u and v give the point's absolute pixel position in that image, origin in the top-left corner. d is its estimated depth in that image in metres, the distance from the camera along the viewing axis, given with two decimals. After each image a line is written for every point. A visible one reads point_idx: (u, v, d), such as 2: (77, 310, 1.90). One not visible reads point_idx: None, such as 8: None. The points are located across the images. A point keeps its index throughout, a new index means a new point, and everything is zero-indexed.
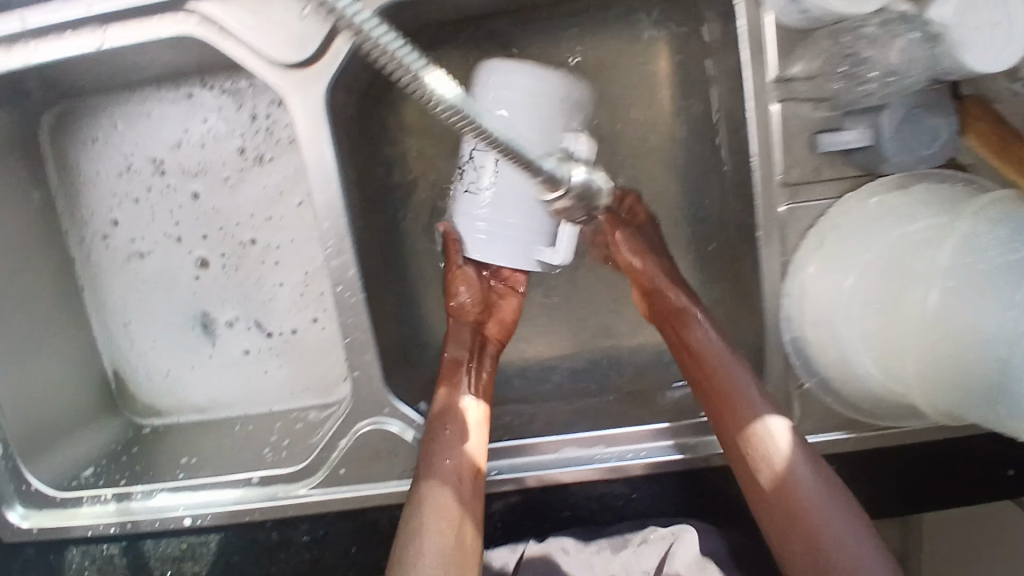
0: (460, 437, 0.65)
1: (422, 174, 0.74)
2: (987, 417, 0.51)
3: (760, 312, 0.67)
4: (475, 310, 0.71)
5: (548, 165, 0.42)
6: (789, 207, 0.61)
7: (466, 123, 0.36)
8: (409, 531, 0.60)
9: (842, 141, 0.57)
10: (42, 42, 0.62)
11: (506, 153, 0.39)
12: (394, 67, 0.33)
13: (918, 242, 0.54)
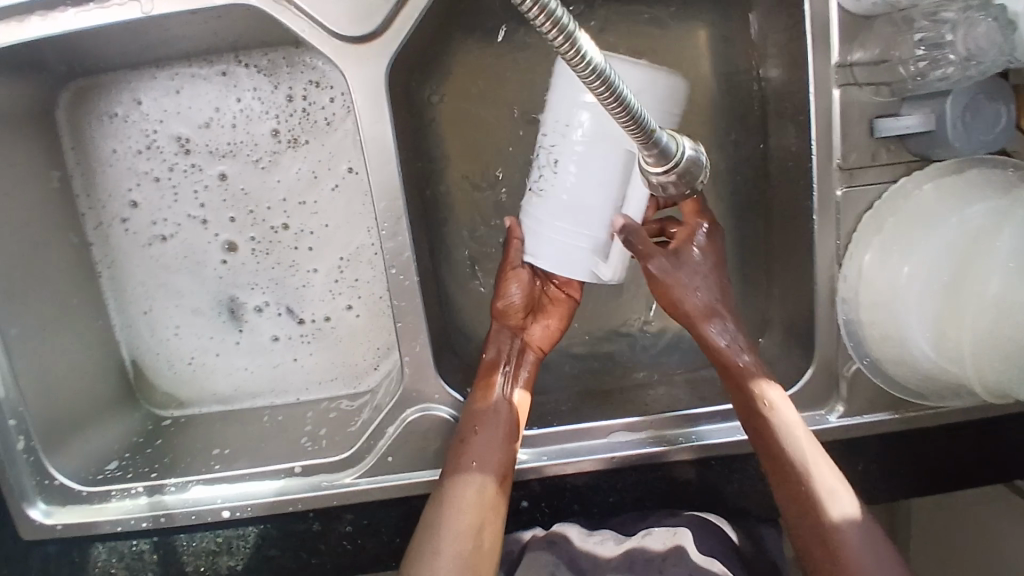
0: (501, 433, 0.63)
1: (465, 156, 0.73)
2: None
3: (808, 296, 0.68)
4: (518, 312, 0.68)
5: (660, 138, 0.41)
6: (845, 191, 0.63)
7: (605, 86, 0.36)
8: (428, 525, 0.59)
9: (904, 125, 0.57)
10: (83, 11, 0.60)
11: (628, 121, 0.39)
12: (550, 33, 0.32)
13: (978, 224, 0.56)
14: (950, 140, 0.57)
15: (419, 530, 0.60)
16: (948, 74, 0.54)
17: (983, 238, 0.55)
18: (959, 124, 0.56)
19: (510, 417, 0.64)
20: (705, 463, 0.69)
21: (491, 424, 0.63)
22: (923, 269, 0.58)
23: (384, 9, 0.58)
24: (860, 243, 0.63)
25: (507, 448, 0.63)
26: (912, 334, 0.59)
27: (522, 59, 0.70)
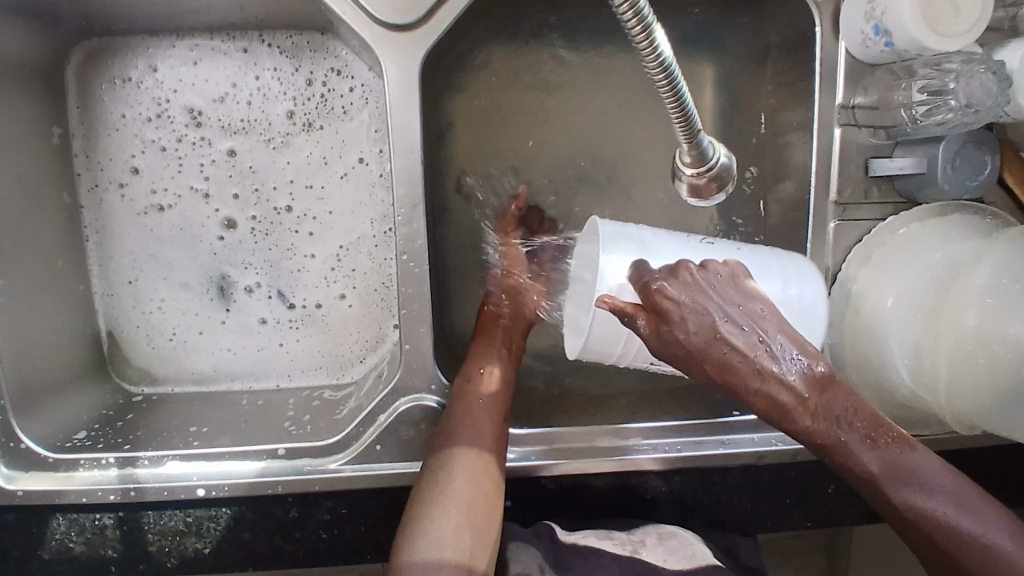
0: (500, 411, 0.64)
1: (477, 155, 0.74)
2: (1010, 423, 0.58)
3: None
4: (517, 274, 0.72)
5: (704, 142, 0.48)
6: (837, 224, 0.67)
7: (666, 77, 0.41)
8: (422, 495, 0.58)
9: (894, 165, 0.63)
10: None
11: (684, 125, 0.45)
12: (635, 29, 0.37)
13: (961, 262, 0.60)
14: (938, 182, 0.62)
15: (419, 492, 0.58)
16: (947, 118, 0.57)
17: (965, 273, 0.59)
18: (949, 168, 0.61)
19: (492, 391, 0.64)
20: (688, 473, 0.70)
21: (495, 362, 0.66)
22: (907, 298, 0.62)
23: (427, 2, 0.60)
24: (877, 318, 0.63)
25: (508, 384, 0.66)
26: (893, 358, 0.64)
27: (543, 70, 0.73)
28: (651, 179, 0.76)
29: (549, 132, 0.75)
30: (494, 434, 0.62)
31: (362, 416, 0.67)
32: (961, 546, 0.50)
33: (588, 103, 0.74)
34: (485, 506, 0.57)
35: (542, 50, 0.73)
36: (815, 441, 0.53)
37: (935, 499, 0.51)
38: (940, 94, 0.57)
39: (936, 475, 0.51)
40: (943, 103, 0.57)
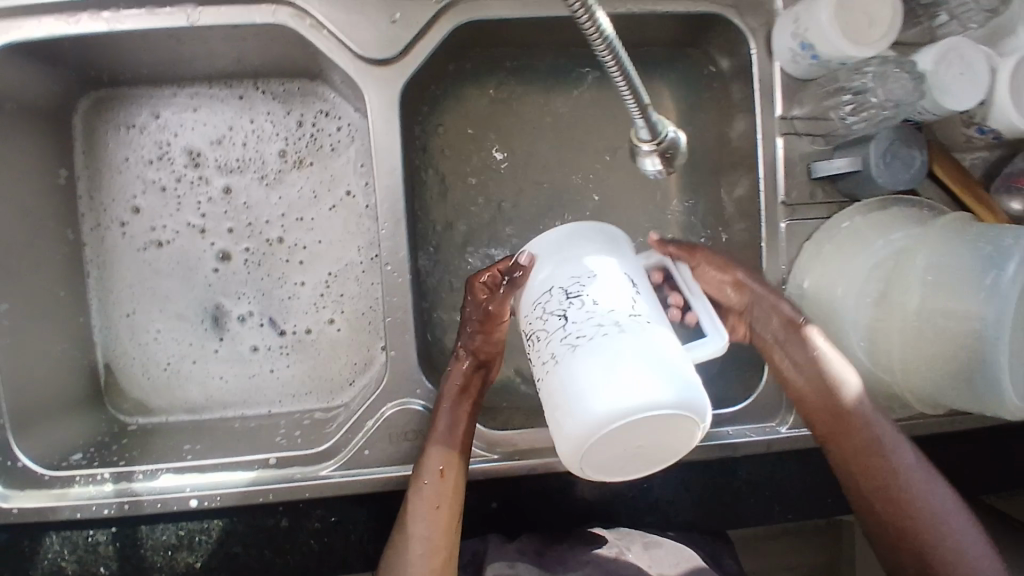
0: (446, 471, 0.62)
1: (456, 181, 0.79)
2: (962, 394, 0.62)
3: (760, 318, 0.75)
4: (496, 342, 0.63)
5: (654, 117, 0.52)
6: (788, 224, 0.73)
7: (612, 54, 0.47)
8: (394, 543, 0.61)
9: (831, 167, 0.69)
10: (121, 18, 0.66)
11: (631, 97, 0.50)
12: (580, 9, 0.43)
13: (902, 248, 0.65)
14: (874, 176, 0.67)
15: (392, 542, 0.62)
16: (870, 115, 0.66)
17: (906, 257, 0.64)
18: (882, 162, 0.67)
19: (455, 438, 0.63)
20: (669, 470, 0.73)
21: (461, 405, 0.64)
22: (853, 289, 0.67)
23: (403, 39, 0.67)
24: (602, 456, 0.49)
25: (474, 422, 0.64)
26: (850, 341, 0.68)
27: (511, 103, 0.80)
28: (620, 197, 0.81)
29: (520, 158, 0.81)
30: (456, 477, 0.62)
31: (350, 423, 0.69)
32: (914, 483, 0.60)
33: (560, 132, 0.80)
34: (441, 553, 0.60)
35: (511, 85, 0.80)
36: (818, 362, 0.63)
37: (920, 485, 0.60)
38: (863, 94, 0.66)
39: (920, 466, 0.62)
40: (868, 102, 0.66)
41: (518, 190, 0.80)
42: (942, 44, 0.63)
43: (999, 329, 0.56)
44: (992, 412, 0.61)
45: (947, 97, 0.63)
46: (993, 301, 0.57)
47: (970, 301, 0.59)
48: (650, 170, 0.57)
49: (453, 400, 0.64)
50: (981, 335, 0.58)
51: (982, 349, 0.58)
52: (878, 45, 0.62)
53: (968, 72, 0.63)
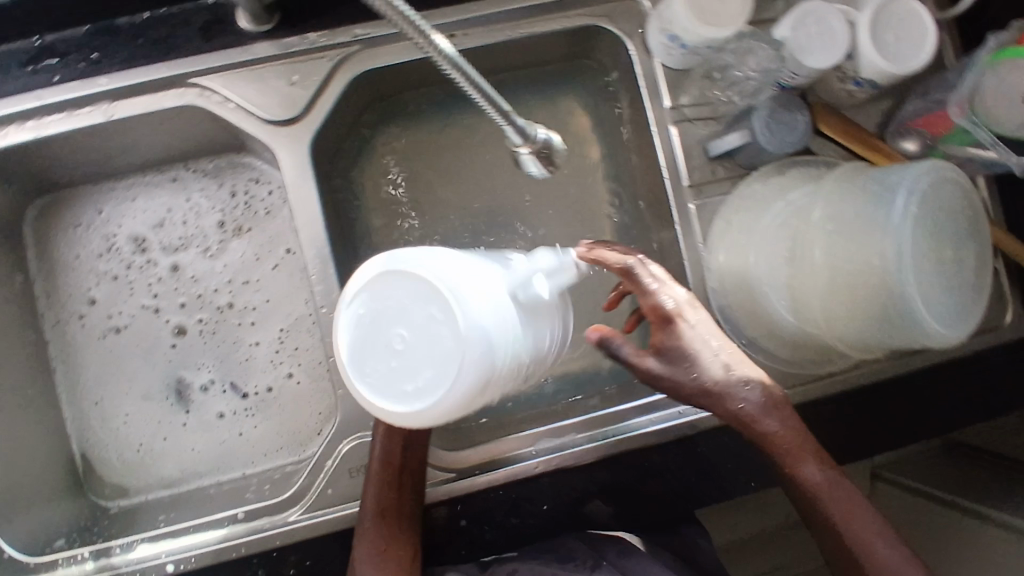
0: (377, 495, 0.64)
1: (385, 222, 0.83)
2: (884, 332, 0.64)
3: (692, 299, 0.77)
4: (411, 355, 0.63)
5: (520, 122, 0.56)
6: (698, 204, 0.76)
7: (458, 69, 0.51)
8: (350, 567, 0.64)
9: (731, 144, 0.72)
10: (42, 123, 0.70)
11: (489, 106, 0.53)
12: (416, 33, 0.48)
13: (798, 206, 0.68)
14: (763, 145, 0.71)
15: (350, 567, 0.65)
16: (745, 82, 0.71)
17: (805, 212, 0.67)
18: (767, 131, 0.71)
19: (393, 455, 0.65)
20: (628, 458, 0.74)
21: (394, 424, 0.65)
22: (763, 252, 0.70)
23: (304, 97, 0.71)
24: (371, 337, 0.43)
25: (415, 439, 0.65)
26: (773, 303, 0.70)
27: (424, 142, 0.85)
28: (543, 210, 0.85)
29: (443, 190, 0.85)
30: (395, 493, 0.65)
31: (310, 466, 0.71)
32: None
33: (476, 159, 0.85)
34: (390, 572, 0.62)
35: (422, 125, 0.84)
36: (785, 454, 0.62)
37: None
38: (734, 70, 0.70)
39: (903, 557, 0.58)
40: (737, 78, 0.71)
41: (445, 220, 0.84)
42: (794, 11, 0.68)
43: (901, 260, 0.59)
44: (917, 343, 0.63)
45: (809, 56, 0.67)
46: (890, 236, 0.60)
47: (870, 240, 0.61)
48: (534, 171, 0.61)
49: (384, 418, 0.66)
50: (886, 271, 0.60)
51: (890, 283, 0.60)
52: (735, 22, 0.66)
53: (824, 30, 0.67)
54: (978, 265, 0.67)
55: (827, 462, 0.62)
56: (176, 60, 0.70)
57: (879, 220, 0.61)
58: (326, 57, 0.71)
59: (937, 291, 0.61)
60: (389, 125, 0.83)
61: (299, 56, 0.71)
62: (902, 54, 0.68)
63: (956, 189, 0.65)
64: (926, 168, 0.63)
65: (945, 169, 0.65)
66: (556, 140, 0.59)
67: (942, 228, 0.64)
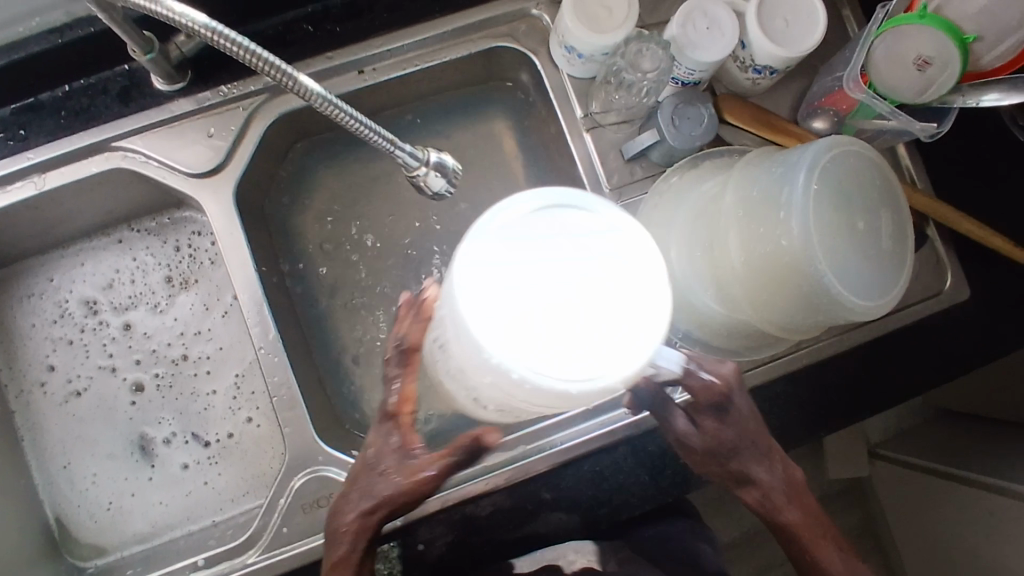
0: (342, 550, 0.58)
1: (327, 258, 0.85)
2: (805, 311, 0.64)
3: None
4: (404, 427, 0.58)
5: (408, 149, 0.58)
6: (621, 206, 0.77)
7: (333, 105, 0.54)
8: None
9: (646, 73, 0.69)
10: None
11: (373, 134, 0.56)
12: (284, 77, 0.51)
13: (710, 197, 0.69)
14: (672, 141, 0.72)
15: None
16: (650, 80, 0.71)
17: (715, 202, 0.68)
18: (673, 128, 0.72)
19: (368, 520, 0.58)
20: (582, 463, 0.75)
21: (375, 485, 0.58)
22: (684, 246, 0.71)
23: (223, 147, 0.74)
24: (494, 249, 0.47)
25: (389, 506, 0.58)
26: (700, 296, 0.71)
27: (357, 177, 0.87)
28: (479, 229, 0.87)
29: (380, 221, 0.86)
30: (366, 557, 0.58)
31: (265, 507, 0.70)
32: None
33: (409, 186, 0.87)
34: None
35: (353, 161, 0.87)
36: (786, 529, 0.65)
37: None
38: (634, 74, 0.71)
39: None
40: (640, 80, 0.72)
41: (385, 249, 0.86)
42: (681, 11, 0.70)
43: (802, 237, 0.59)
44: (841, 318, 0.63)
45: (699, 52, 0.69)
46: (789, 214, 0.60)
47: (772, 221, 0.62)
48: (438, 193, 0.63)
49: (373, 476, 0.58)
50: (792, 249, 0.60)
51: (799, 260, 0.60)
52: (626, 24, 0.69)
53: (710, 27, 0.69)
54: (896, 228, 0.67)
55: (826, 537, 0.65)
56: (99, 126, 0.73)
57: (778, 200, 0.62)
58: (241, 107, 0.74)
59: (847, 262, 0.62)
60: (321, 165, 0.86)
61: (216, 109, 0.74)
62: (793, 38, 0.69)
63: (860, 157, 0.65)
64: (824, 145, 0.64)
65: (843, 139, 0.65)
66: (451, 163, 0.63)
67: (847, 197, 0.64)
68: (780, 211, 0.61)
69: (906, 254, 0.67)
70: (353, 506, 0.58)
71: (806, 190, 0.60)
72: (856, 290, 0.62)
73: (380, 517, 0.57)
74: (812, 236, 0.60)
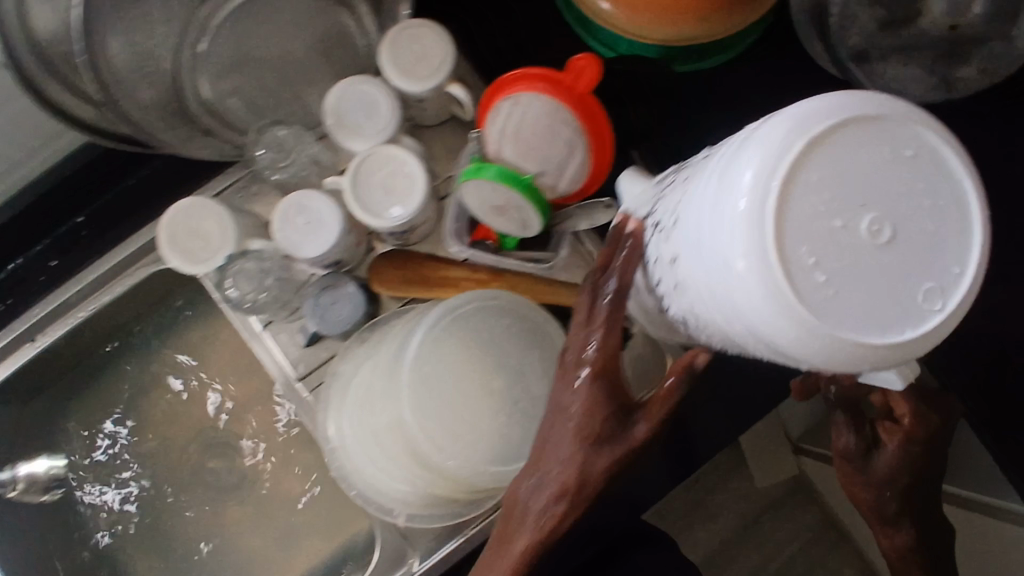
0: (543, 533, 0.55)
1: (99, 497, 0.81)
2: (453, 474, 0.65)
3: (339, 476, 0.74)
4: (585, 430, 0.53)
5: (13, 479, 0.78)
6: (312, 392, 0.77)
7: None
8: None
9: (243, 297, 0.70)
10: None
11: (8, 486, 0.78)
12: None
13: (367, 371, 0.71)
14: (326, 332, 0.73)
15: None
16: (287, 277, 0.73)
17: (371, 373, 0.70)
18: (321, 321, 0.72)
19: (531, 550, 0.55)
20: None
21: (560, 479, 0.54)
22: (353, 420, 0.71)
23: None
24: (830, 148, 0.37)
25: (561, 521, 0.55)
26: (383, 480, 0.71)
27: (106, 408, 0.83)
28: (236, 422, 0.85)
29: (139, 445, 0.83)
30: None
31: None
32: None
33: (156, 406, 0.84)
34: None
35: (100, 396, 0.83)
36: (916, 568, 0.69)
37: None
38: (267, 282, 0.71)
39: None
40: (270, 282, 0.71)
41: (151, 471, 0.83)
42: (276, 213, 0.68)
43: (413, 396, 0.63)
44: (489, 471, 0.65)
45: (308, 245, 0.68)
46: (405, 375, 0.64)
47: (394, 384, 0.65)
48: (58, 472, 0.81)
49: (586, 449, 0.53)
50: (414, 414, 0.63)
51: (417, 422, 0.63)
52: (236, 241, 0.68)
53: (308, 218, 0.68)
54: (565, 368, 0.66)
55: None
56: None
57: (398, 364, 0.66)
58: None
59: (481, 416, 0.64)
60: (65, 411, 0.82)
61: None
62: (395, 201, 0.68)
63: (488, 318, 0.67)
64: (452, 304, 0.67)
65: (461, 306, 0.67)
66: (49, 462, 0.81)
67: (473, 369, 0.65)
68: (398, 373, 0.65)
69: None
70: (532, 519, 0.55)
71: (420, 350, 0.65)
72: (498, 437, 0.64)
73: (596, 490, 0.54)
74: (421, 397, 0.63)
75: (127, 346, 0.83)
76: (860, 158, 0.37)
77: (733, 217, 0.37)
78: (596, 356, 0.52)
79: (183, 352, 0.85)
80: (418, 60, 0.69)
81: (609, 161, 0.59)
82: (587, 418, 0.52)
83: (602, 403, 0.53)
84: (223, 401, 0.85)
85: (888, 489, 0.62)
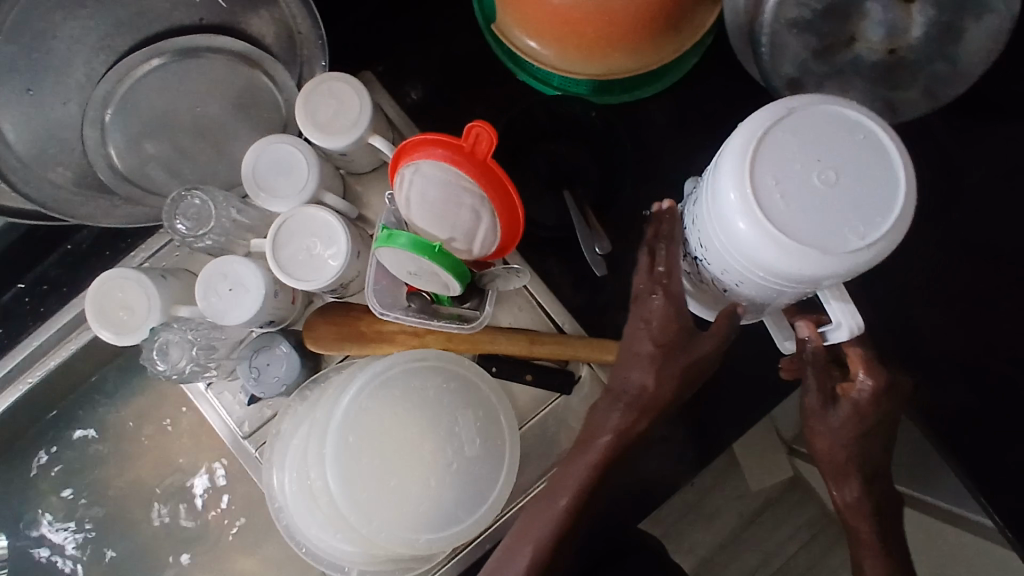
0: (630, 418, 0.61)
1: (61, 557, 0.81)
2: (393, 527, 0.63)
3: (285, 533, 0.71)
4: (671, 336, 0.58)
5: None
6: (257, 449, 0.74)
7: None
8: None
9: (175, 366, 0.69)
10: None
11: None
12: None
13: (308, 431, 0.69)
14: (262, 394, 0.70)
15: None
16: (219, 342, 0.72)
17: (312, 429, 0.69)
18: (255, 381, 0.70)
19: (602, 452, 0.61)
20: None
21: (637, 383, 0.60)
22: (293, 478, 0.69)
23: None
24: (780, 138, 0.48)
25: (627, 424, 0.61)
26: (326, 540, 0.68)
27: (59, 469, 0.82)
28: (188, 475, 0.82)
29: (93, 504, 0.82)
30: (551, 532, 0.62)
31: None
32: None
33: (106, 464, 0.82)
34: None
35: (52, 457, 0.82)
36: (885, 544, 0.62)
37: None
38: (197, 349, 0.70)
39: None
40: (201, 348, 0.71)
41: (109, 529, 0.81)
42: (199, 282, 0.67)
43: (351, 444, 0.64)
44: (431, 513, 0.64)
45: (231, 312, 0.67)
46: (339, 427, 0.64)
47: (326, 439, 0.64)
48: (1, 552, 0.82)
49: (659, 357, 0.59)
50: (353, 461, 0.64)
51: (352, 470, 0.63)
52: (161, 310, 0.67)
53: (231, 284, 0.67)
54: (499, 408, 0.67)
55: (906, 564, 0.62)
56: None
57: (330, 420, 0.65)
58: None
59: (422, 459, 0.64)
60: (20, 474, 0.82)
61: None
62: (320, 262, 0.66)
63: (418, 377, 0.66)
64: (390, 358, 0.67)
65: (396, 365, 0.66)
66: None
67: (411, 415, 0.65)
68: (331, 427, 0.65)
69: (501, 447, 0.66)
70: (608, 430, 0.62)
71: (353, 399, 0.65)
72: (441, 474, 0.64)
73: (668, 397, 0.60)
74: (357, 444, 0.64)
75: (74, 406, 0.82)
76: (816, 147, 0.47)
77: (724, 183, 0.48)
78: (662, 278, 0.59)
79: (130, 408, 0.82)
80: (334, 116, 0.66)
81: (522, 215, 0.57)
82: (656, 337, 0.59)
83: (670, 318, 0.58)
84: (173, 455, 0.82)
85: (852, 443, 0.58)
